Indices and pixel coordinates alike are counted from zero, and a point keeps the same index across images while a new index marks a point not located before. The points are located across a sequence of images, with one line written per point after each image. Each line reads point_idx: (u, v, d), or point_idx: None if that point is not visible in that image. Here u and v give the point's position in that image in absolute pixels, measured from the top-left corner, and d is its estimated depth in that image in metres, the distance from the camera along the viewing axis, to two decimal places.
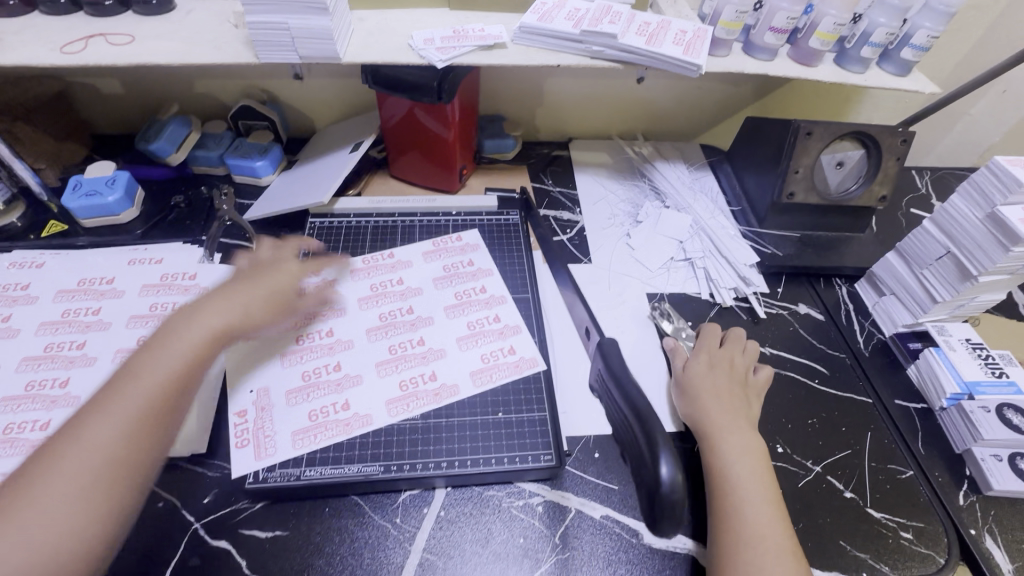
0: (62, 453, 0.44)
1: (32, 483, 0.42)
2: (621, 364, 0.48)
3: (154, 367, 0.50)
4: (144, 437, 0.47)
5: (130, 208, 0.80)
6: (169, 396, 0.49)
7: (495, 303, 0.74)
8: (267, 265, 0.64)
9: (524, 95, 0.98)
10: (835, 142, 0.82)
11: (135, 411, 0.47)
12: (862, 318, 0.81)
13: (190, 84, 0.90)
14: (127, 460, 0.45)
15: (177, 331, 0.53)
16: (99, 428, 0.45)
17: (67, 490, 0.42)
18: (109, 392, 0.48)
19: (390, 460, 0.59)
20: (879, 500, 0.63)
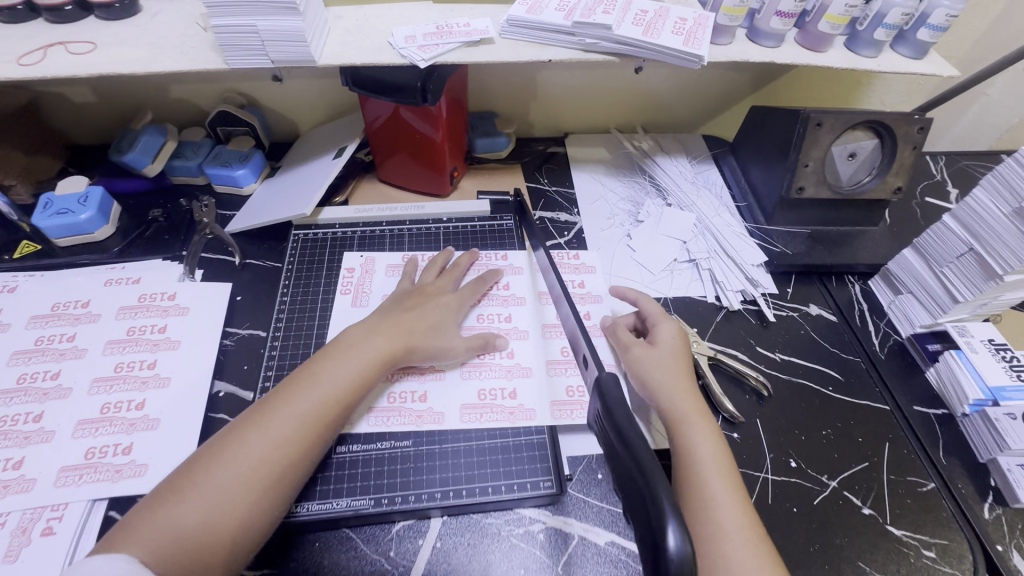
0: (250, 434, 0.52)
1: (225, 450, 0.51)
2: (615, 403, 0.42)
3: (328, 376, 0.57)
4: (308, 439, 0.54)
5: (106, 225, 0.76)
6: (334, 408, 0.56)
7: (596, 333, 0.72)
8: (431, 294, 0.68)
9: (516, 89, 0.93)
10: (848, 132, 0.77)
11: (305, 413, 0.54)
12: (877, 318, 0.77)
13: (164, 90, 0.85)
14: (294, 455, 0.53)
15: (354, 344, 0.60)
16: (279, 421, 0.53)
17: (245, 467, 0.50)
18: (291, 389, 0.56)
19: (382, 492, 0.56)
20: (899, 516, 0.59)
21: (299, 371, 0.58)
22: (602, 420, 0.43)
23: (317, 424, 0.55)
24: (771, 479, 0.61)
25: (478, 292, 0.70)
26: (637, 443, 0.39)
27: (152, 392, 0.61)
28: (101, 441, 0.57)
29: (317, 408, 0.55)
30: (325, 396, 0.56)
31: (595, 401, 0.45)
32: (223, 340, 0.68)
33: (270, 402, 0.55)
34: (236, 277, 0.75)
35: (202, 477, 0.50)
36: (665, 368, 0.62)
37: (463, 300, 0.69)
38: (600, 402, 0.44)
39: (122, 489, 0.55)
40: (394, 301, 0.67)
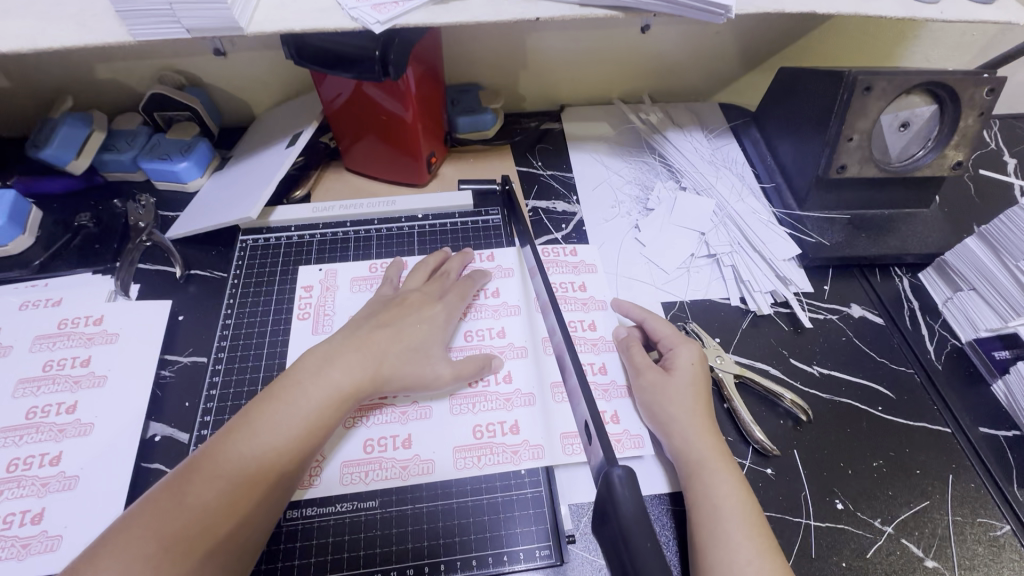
0: (161, 508, 0.40)
1: (127, 529, 0.39)
2: (632, 519, 0.31)
3: (268, 424, 0.44)
4: (253, 500, 0.42)
5: (21, 235, 0.65)
6: (277, 466, 0.43)
7: (604, 348, 0.61)
8: (414, 304, 0.55)
9: (502, 56, 0.79)
10: (901, 96, 0.64)
11: (239, 476, 0.42)
12: (931, 318, 0.66)
13: (88, 71, 0.73)
14: (219, 534, 0.40)
15: (306, 379, 0.47)
16: (199, 487, 0.41)
17: (149, 554, 0.37)
18: (220, 442, 0.43)
19: (341, 570, 0.44)
20: (969, 569, 0.49)
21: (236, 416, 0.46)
22: (607, 527, 0.33)
23: (252, 488, 0.42)
24: (814, 526, 0.51)
25: (467, 296, 0.58)
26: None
27: (72, 444, 0.51)
28: (6, 509, 0.48)
29: (252, 467, 0.42)
30: (264, 450, 0.43)
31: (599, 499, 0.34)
32: (159, 372, 0.58)
33: (192, 461, 0.42)
34: (177, 292, 0.64)
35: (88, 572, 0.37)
36: (683, 402, 0.52)
37: (452, 309, 0.56)
38: (607, 507, 0.33)
39: (29, 568, 0.45)
40: (369, 314, 0.54)
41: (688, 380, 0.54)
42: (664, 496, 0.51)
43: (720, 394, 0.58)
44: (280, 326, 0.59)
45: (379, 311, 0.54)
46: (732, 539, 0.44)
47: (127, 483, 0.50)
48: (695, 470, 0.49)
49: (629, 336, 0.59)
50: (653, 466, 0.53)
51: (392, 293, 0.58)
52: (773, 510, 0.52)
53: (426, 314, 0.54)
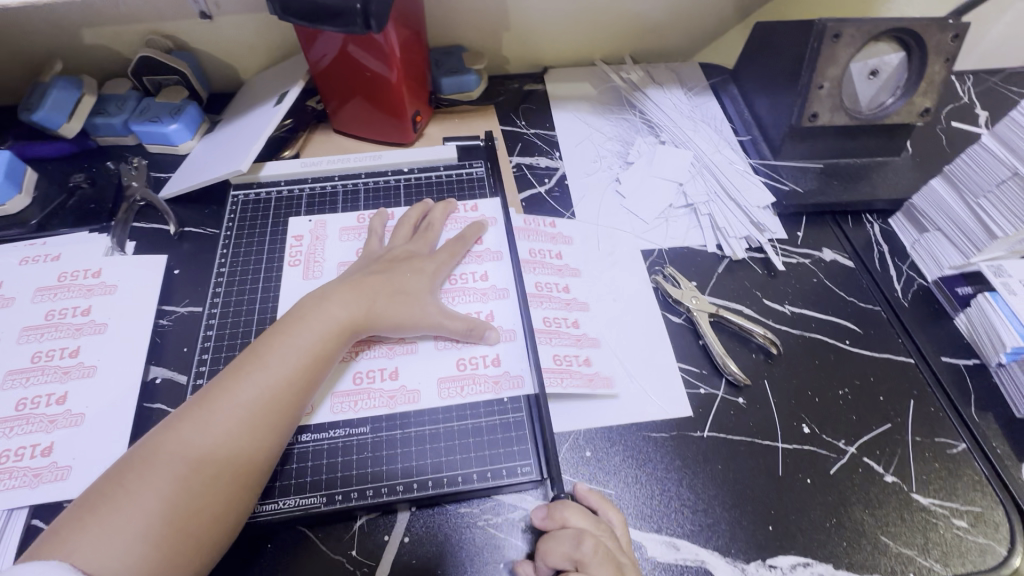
0: (182, 437, 0.41)
1: (150, 458, 0.40)
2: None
3: (276, 358, 0.46)
4: (267, 426, 0.43)
5: (19, 195, 0.67)
6: (290, 395, 0.45)
7: (576, 307, 0.61)
8: (402, 259, 0.57)
9: (485, 17, 0.81)
10: (869, 45, 0.66)
11: (254, 406, 0.43)
12: (899, 260, 0.68)
13: (75, 36, 0.74)
14: (243, 460, 0.42)
15: (306, 315, 0.49)
16: (219, 416, 0.42)
17: (179, 479, 0.40)
18: (231, 376, 0.45)
19: (335, 488, 0.47)
20: (926, 482, 0.53)
21: (242, 353, 0.47)
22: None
23: (271, 416, 0.44)
24: (782, 448, 0.54)
25: (457, 253, 0.60)
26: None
27: (77, 384, 0.54)
28: (17, 442, 0.50)
29: (266, 397, 0.44)
30: (277, 382, 0.45)
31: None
32: (158, 320, 0.60)
33: (206, 394, 0.43)
34: (172, 248, 0.66)
35: (117, 499, 0.38)
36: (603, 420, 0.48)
37: (441, 264, 0.58)
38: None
39: (43, 494, 0.48)
40: (360, 266, 0.56)
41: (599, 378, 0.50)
42: (643, 424, 0.55)
43: (696, 332, 0.61)
44: (273, 274, 0.61)
45: (367, 264, 0.56)
46: None
47: (132, 419, 0.53)
48: None
49: None
50: (630, 401, 0.56)
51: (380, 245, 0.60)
52: (745, 434, 0.55)
53: (415, 265, 0.57)
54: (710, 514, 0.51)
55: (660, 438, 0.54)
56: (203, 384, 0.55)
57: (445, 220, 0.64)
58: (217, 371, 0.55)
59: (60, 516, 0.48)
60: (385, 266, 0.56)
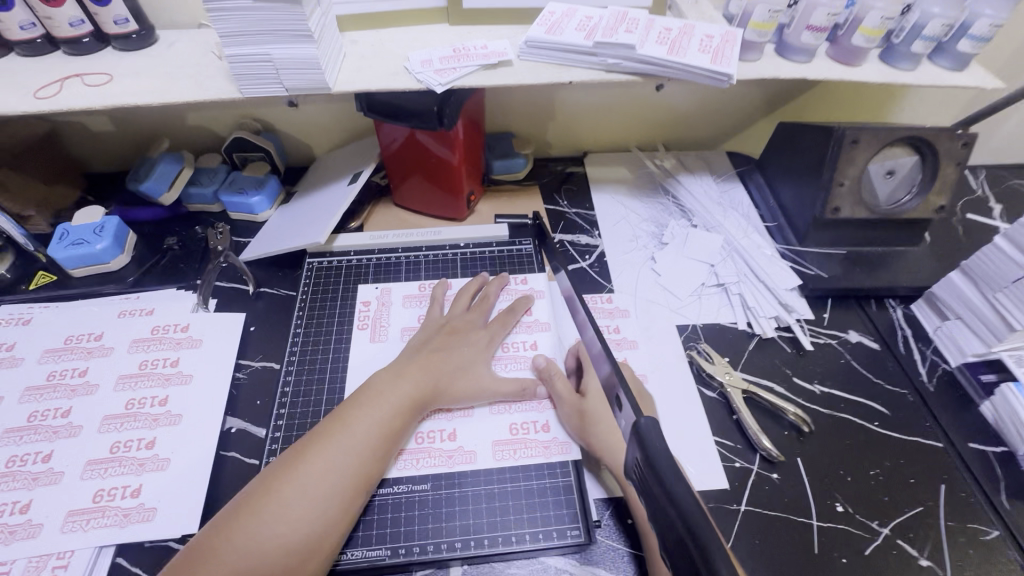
0: (282, 495, 0.47)
1: (254, 513, 0.46)
2: (659, 456, 0.37)
3: (361, 425, 0.52)
4: (354, 488, 0.49)
5: (121, 254, 0.75)
6: (372, 461, 0.51)
7: None
8: (462, 329, 0.63)
9: (533, 110, 0.91)
10: (885, 149, 0.73)
11: (343, 469, 0.49)
12: (923, 345, 0.72)
13: (180, 118, 0.85)
14: (332, 520, 0.47)
15: (385, 386, 0.55)
16: (314, 478, 0.48)
17: (279, 534, 0.45)
18: (322, 439, 0.50)
19: (398, 541, 0.51)
20: (960, 568, 0.54)
21: (329, 418, 0.53)
22: (642, 470, 0.38)
23: (357, 479, 0.49)
24: (817, 525, 0.57)
25: (509, 323, 0.66)
26: (693, 513, 0.33)
27: (164, 431, 0.60)
28: (110, 483, 0.55)
29: (353, 462, 0.50)
30: (361, 448, 0.50)
31: (633, 447, 0.40)
32: (235, 373, 0.66)
33: (301, 455, 0.49)
34: (249, 307, 0.73)
35: (227, 552, 0.44)
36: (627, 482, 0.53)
37: (495, 334, 0.64)
38: (640, 452, 0.39)
39: (129, 535, 0.53)
40: (425, 338, 0.62)
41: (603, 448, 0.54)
42: None
43: (730, 407, 0.65)
44: (342, 336, 0.68)
45: (433, 333, 0.63)
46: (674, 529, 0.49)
47: (210, 466, 0.58)
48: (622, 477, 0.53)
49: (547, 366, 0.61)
50: None
51: (441, 315, 0.67)
52: (780, 510, 0.57)
53: (474, 337, 0.63)
54: None
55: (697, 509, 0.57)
56: (276, 436, 0.60)
57: (499, 293, 0.70)
58: (290, 424, 0.61)
59: (142, 555, 0.52)
60: (448, 339, 0.62)
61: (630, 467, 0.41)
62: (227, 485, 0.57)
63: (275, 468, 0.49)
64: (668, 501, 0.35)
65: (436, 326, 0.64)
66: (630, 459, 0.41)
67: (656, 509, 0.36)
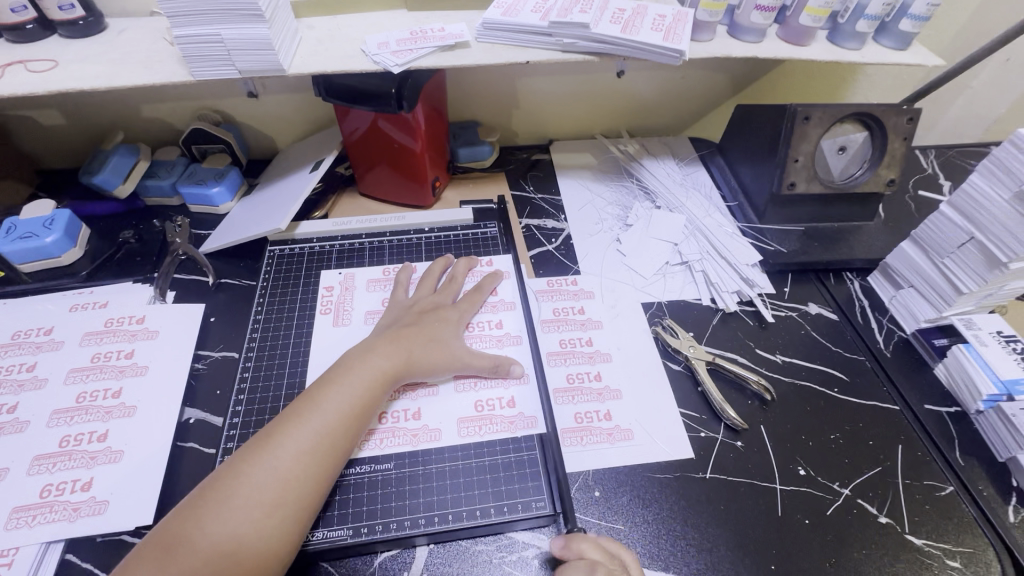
0: (251, 477, 0.45)
1: (221, 498, 0.44)
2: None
3: (330, 404, 0.51)
4: (326, 465, 0.48)
5: (73, 248, 0.73)
6: (342, 438, 0.50)
7: (599, 359, 0.67)
8: (431, 310, 0.63)
9: (498, 98, 0.91)
10: (836, 126, 0.76)
11: (313, 448, 0.48)
12: (879, 314, 0.74)
13: (135, 110, 0.83)
14: (305, 500, 0.46)
15: (355, 365, 0.54)
16: (283, 459, 0.47)
17: (249, 517, 0.44)
18: (291, 420, 0.49)
19: (361, 521, 0.50)
20: (918, 524, 0.56)
21: (298, 398, 0.52)
22: None
23: (328, 458, 0.49)
24: (781, 489, 0.57)
25: (477, 303, 0.66)
26: None
27: (117, 423, 0.58)
28: (58, 477, 0.53)
29: (323, 441, 0.49)
30: (331, 426, 0.50)
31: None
32: (194, 364, 0.65)
33: (270, 438, 0.48)
34: (209, 297, 0.72)
35: (194, 538, 0.42)
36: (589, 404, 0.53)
37: (464, 313, 0.64)
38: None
39: (79, 529, 0.51)
40: (394, 319, 0.62)
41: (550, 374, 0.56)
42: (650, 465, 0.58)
43: (694, 379, 0.66)
44: (304, 323, 0.67)
45: (403, 314, 0.62)
46: None
47: (166, 456, 0.56)
48: None
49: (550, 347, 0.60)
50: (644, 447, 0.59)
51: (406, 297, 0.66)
52: (743, 477, 0.58)
53: (445, 316, 0.62)
54: (714, 553, 0.53)
55: (664, 479, 0.57)
56: (236, 424, 0.59)
57: (466, 274, 0.70)
58: (251, 411, 0.59)
59: (92, 550, 0.50)
60: (419, 317, 0.62)
61: None
62: (184, 475, 0.56)
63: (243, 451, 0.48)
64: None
65: (408, 307, 0.63)
66: None
67: None
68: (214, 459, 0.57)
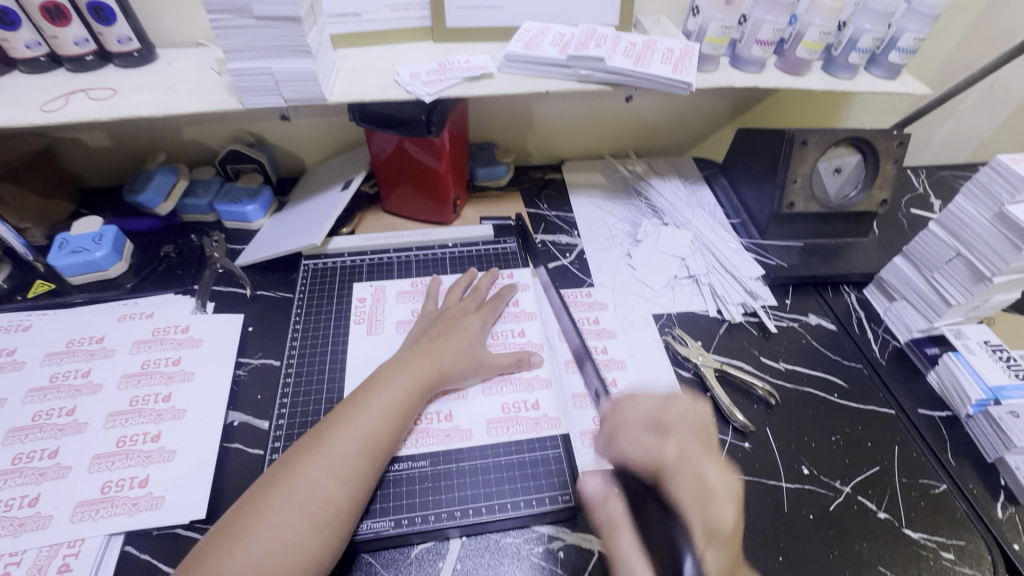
0: (306, 474, 0.50)
1: (280, 493, 0.49)
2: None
3: (374, 408, 0.55)
4: (373, 464, 0.53)
5: (119, 262, 0.78)
6: (386, 440, 0.54)
7: (614, 366, 0.71)
8: (455, 319, 0.68)
9: (514, 121, 0.97)
10: (831, 149, 0.82)
11: (361, 448, 0.52)
12: (875, 325, 0.79)
13: (175, 132, 0.88)
14: (352, 499, 0.50)
15: (393, 375, 0.59)
16: (335, 458, 0.51)
17: (306, 509, 0.48)
18: (337, 425, 0.54)
19: (401, 513, 0.54)
20: (914, 519, 0.60)
21: (342, 405, 0.56)
22: None
23: (374, 457, 0.53)
24: (786, 486, 0.62)
25: (497, 309, 0.71)
26: None
27: (168, 425, 0.62)
28: (117, 475, 0.57)
29: (368, 444, 0.53)
30: (375, 428, 0.54)
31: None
32: (237, 370, 0.69)
33: (320, 441, 0.52)
34: (247, 308, 0.76)
35: (257, 529, 0.47)
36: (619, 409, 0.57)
37: (485, 319, 0.69)
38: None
39: (138, 522, 0.55)
40: (423, 329, 0.67)
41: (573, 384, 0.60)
42: None
43: (704, 385, 0.70)
44: (338, 332, 0.72)
45: (433, 325, 0.67)
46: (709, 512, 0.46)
47: (215, 456, 0.60)
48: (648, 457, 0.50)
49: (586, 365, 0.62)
50: None
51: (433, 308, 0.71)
52: (751, 475, 0.63)
53: (472, 325, 0.67)
54: None
55: None
56: (278, 426, 0.63)
57: (490, 287, 0.75)
58: (293, 414, 0.64)
59: (150, 542, 0.54)
60: (446, 327, 0.66)
61: None
62: (232, 474, 0.60)
63: (295, 452, 0.52)
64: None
65: (437, 319, 0.68)
66: None
67: None
68: (259, 458, 0.61)
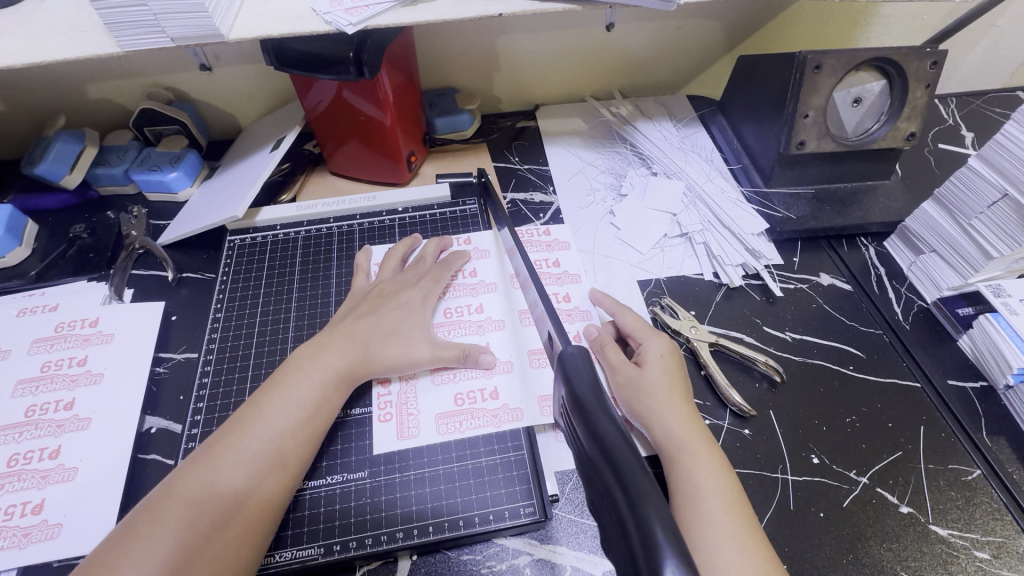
0: (189, 492, 0.42)
1: (154, 520, 0.40)
2: (584, 386, 0.33)
3: (278, 411, 0.47)
4: (276, 480, 0.44)
5: (19, 247, 0.68)
6: (294, 449, 0.46)
7: None
8: (390, 294, 0.58)
9: (475, 59, 0.83)
10: (850, 74, 0.68)
11: (258, 461, 0.44)
12: (897, 282, 0.68)
13: (79, 89, 0.76)
14: (249, 520, 0.42)
15: (310, 367, 0.49)
16: (225, 471, 0.43)
17: (185, 538, 0.40)
18: (234, 430, 0.45)
19: (333, 537, 0.46)
20: (943, 513, 0.51)
21: (242, 408, 0.48)
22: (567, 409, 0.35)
23: (280, 470, 0.45)
24: (792, 480, 0.53)
25: (443, 282, 0.60)
26: (619, 451, 0.28)
27: (69, 438, 0.53)
28: (7, 501, 0.49)
29: (272, 452, 0.45)
30: (278, 436, 0.45)
31: (561, 387, 0.36)
32: (155, 369, 0.60)
33: (212, 451, 0.44)
34: (170, 295, 0.66)
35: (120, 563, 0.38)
36: (659, 390, 0.50)
37: (427, 293, 0.59)
38: (566, 389, 0.35)
39: (30, 556, 0.47)
40: (350, 308, 0.56)
41: (659, 357, 0.53)
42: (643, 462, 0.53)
43: (697, 362, 0.60)
44: (267, 319, 0.62)
45: (359, 305, 0.57)
46: (713, 515, 0.43)
47: (124, 473, 0.52)
48: (673, 455, 0.47)
49: (601, 336, 0.55)
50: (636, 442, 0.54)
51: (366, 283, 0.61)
52: (753, 468, 0.53)
53: (402, 306, 0.56)
54: None
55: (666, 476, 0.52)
56: (196, 434, 0.54)
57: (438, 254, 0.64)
58: (212, 419, 0.55)
59: None
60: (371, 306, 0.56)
61: (560, 410, 0.37)
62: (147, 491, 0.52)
63: (179, 469, 0.44)
64: (589, 435, 0.31)
65: (380, 292, 0.57)
66: (560, 398, 0.37)
67: (579, 448, 0.33)
68: None
